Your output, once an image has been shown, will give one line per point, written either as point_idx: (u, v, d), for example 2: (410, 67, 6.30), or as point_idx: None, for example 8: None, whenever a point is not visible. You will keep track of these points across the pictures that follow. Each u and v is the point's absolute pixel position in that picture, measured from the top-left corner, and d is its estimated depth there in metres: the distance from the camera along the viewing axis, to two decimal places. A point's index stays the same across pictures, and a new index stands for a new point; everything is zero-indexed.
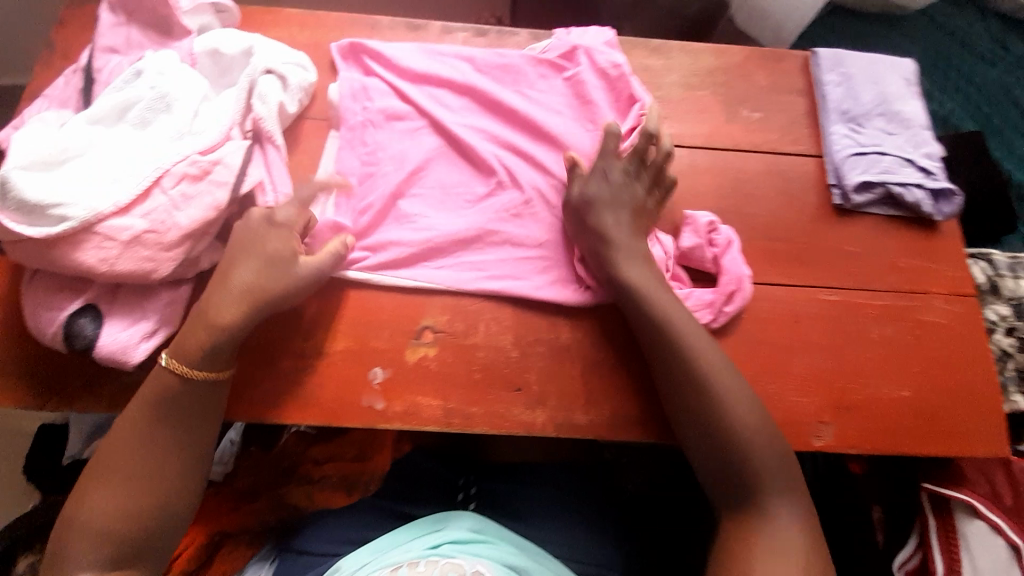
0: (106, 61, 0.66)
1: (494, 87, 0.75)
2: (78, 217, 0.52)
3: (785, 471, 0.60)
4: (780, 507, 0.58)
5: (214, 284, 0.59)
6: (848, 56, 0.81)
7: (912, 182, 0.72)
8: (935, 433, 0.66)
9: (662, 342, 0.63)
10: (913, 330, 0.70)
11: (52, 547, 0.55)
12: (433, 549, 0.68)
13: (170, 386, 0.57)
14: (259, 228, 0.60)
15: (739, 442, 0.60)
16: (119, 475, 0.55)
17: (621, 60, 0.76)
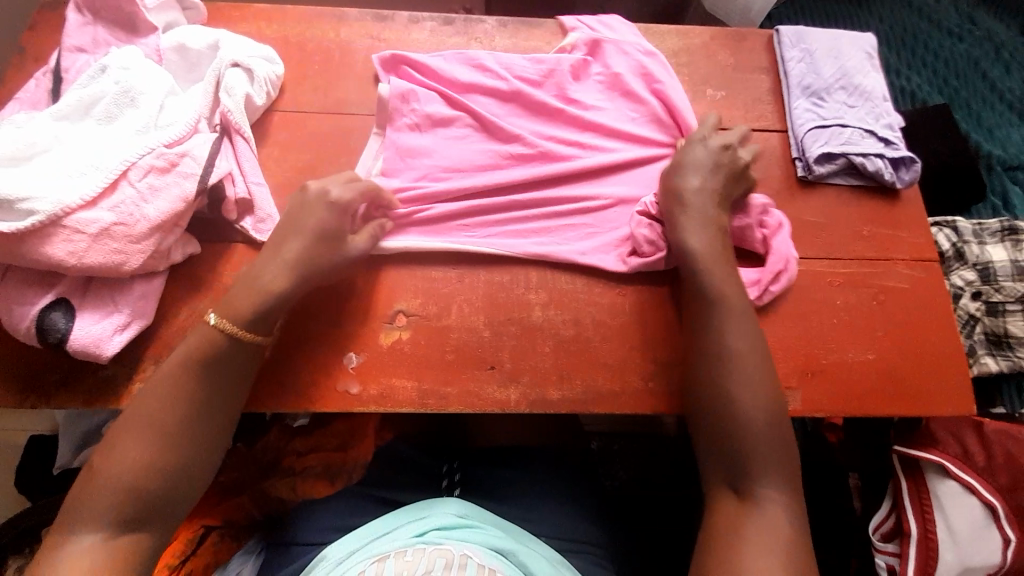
0: (74, 60, 0.67)
1: (536, 86, 0.76)
2: (45, 211, 0.52)
3: (781, 438, 0.59)
4: (770, 473, 0.57)
5: (266, 252, 0.62)
6: (810, 33, 0.82)
7: (873, 152, 0.74)
8: (899, 395, 0.68)
9: (704, 303, 0.63)
10: (877, 295, 0.71)
11: (69, 501, 0.52)
12: (420, 536, 0.68)
13: (216, 346, 0.58)
14: (313, 201, 0.63)
15: (756, 401, 0.59)
16: (152, 429, 0.54)
17: (651, 48, 0.79)
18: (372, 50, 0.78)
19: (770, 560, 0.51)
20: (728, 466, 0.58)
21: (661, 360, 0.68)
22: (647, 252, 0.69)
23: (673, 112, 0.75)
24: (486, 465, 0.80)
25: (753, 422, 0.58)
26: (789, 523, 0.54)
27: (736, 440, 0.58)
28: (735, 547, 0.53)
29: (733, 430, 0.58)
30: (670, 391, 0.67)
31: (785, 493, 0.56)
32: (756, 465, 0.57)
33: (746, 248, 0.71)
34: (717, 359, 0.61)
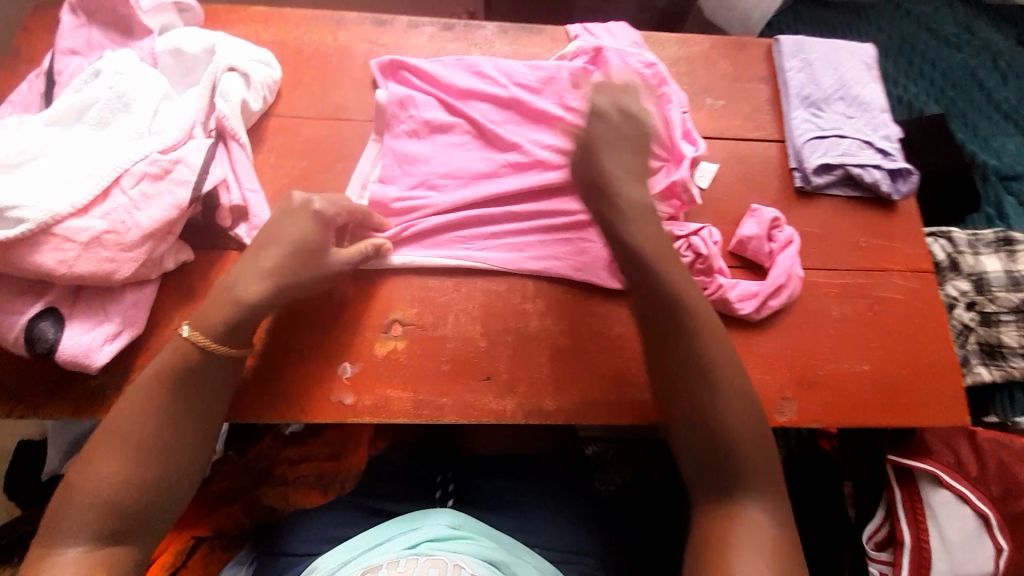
0: (67, 63, 0.66)
1: (535, 96, 0.75)
2: (34, 219, 0.51)
3: (761, 436, 0.57)
4: (758, 475, 0.54)
5: (242, 260, 0.60)
6: (809, 43, 0.82)
7: (870, 163, 0.74)
8: (894, 406, 0.68)
9: (650, 287, 0.61)
10: (874, 306, 0.71)
11: (47, 516, 0.52)
12: (412, 549, 0.68)
13: (190, 360, 0.56)
14: (296, 212, 0.62)
15: (725, 386, 0.57)
16: (127, 444, 0.53)
17: (654, 59, 0.77)
18: (371, 55, 0.77)
19: (751, 556, 0.50)
20: (700, 456, 0.56)
21: None
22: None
23: (673, 120, 0.74)
24: (481, 475, 0.81)
25: (727, 409, 0.57)
26: (770, 514, 0.53)
27: (710, 430, 0.56)
28: (715, 544, 0.52)
29: (708, 420, 0.56)
30: None
31: (764, 481, 0.55)
32: (732, 455, 0.55)
33: (750, 258, 0.71)
34: (679, 344, 0.59)
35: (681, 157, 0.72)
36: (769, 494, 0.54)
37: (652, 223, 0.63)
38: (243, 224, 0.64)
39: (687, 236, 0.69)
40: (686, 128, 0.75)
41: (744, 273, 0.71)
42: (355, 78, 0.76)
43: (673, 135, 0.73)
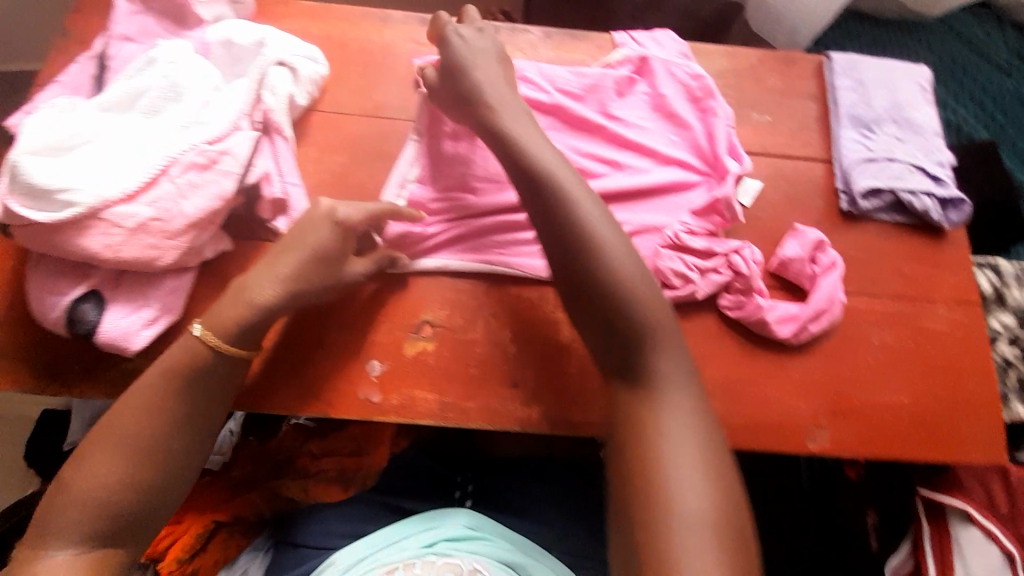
0: (120, 49, 0.68)
1: (579, 107, 0.75)
2: (84, 204, 0.52)
3: (663, 324, 0.56)
4: (662, 363, 0.55)
5: (260, 264, 0.59)
6: (862, 62, 0.80)
7: (921, 189, 0.72)
8: (932, 441, 0.66)
9: (547, 188, 0.59)
10: (916, 337, 0.69)
11: (41, 511, 0.53)
12: (429, 548, 0.67)
13: (201, 359, 0.56)
14: (319, 221, 0.60)
15: (628, 277, 0.56)
16: (122, 445, 0.53)
17: (701, 71, 0.77)
18: (415, 53, 0.77)
19: (680, 445, 0.51)
20: (620, 358, 0.56)
21: None
22: (676, 284, 0.66)
23: (719, 135, 0.73)
24: (500, 475, 0.81)
25: (634, 301, 0.56)
26: (693, 404, 0.54)
27: (624, 328, 0.56)
28: (642, 440, 0.51)
29: (620, 316, 0.56)
30: None
31: (679, 369, 0.55)
32: (647, 350, 0.55)
33: (790, 280, 0.69)
34: (576, 245, 0.58)
35: (724, 172, 0.71)
36: (690, 383, 0.55)
37: (536, 127, 0.63)
38: (282, 217, 0.64)
39: (727, 253, 0.67)
40: (731, 143, 0.74)
41: (784, 295, 0.69)
42: (398, 75, 0.75)
43: (718, 150, 0.73)
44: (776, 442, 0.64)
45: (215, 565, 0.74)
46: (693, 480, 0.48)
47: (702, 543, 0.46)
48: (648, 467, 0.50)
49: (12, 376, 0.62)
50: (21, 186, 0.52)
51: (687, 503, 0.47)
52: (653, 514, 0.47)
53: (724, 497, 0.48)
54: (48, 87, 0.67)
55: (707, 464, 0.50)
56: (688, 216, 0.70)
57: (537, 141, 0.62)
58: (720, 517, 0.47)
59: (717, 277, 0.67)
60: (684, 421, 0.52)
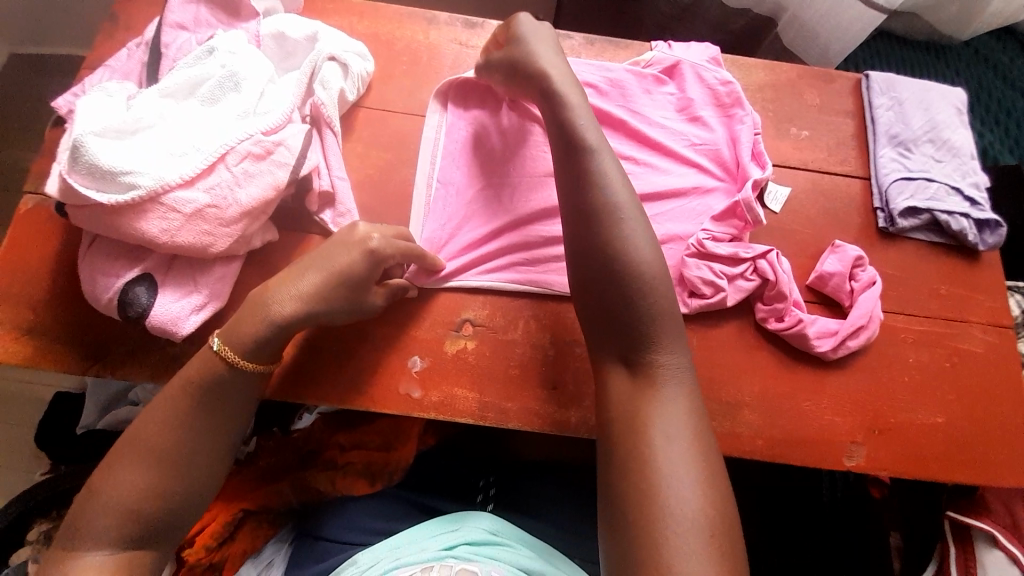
0: (174, 37, 0.66)
1: (603, 103, 0.76)
2: (146, 187, 0.53)
3: (673, 322, 0.54)
4: (669, 364, 0.53)
5: (283, 276, 0.58)
6: (900, 81, 0.81)
7: (958, 211, 0.72)
8: (964, 463, 0.66)
9: (584, 169, 0.59)
10: (951, 357, 0.69)
11: (70, 517, 0.52)
12: (450, 550, 0.68)
13: (219, 374, 0.55)
14: (350, 244, 0.58)
15: (648, 267, 0.55)
16: (151, 452, 0.52)
17: (730, 77, 0.77)
18: (459, 55, 0.77)
19: (679, 445, 0.49)
20: (627, 348, 0.54)
21: (727, 401, 0.66)
22: (707, 293, 0.66)
23: (742, 140, 0.73)
24: (526, 479, 0.80)
25: (652, 291, 0.54)
26: (692, 404, 0.52)
27: (638, 316, 0.54)
28: (641, 437, 0.49)
29: (636, 303, 0.54)
30: (737, 432, 0.64)
31: (683, 367, 0.53)
32: (654, 341, 0.53)
33: (830, 295, 0.70)
34: (603, 225, 0.56)
35: (745, 178, 0.71)
36: (689, 383, 0.53)
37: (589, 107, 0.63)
38: (329, 210, 0.65)
39: (754, 259, 0.67)
40: (755, 149, 0.74)
41: (823, 310, 0.70)
42: (442, 75, 0.76)
43: (741, 156, 0.73)
44: (813, 457, 0.64)
45: (242, 551, 0.74)
46: (690, 482, 0.47)
47: (697, 546, 0.44)
48: (646, 465, 0.48)
49: (56, 356, 0.63)
50: (84, 166, 0.52)
51: (681, 504, 0.46)
52: (646, 513, 0.46)
53: (719, 502, 0.47)
54: (98, 70, 0.67)
55: (705, 474, 0.48)
56: (709, 222, 0.69)
57: (585, 120, 0.61)
58: (713, 520, 0.46)
59: (745, 283, 0.67)
60: (685, 428, 0.50)
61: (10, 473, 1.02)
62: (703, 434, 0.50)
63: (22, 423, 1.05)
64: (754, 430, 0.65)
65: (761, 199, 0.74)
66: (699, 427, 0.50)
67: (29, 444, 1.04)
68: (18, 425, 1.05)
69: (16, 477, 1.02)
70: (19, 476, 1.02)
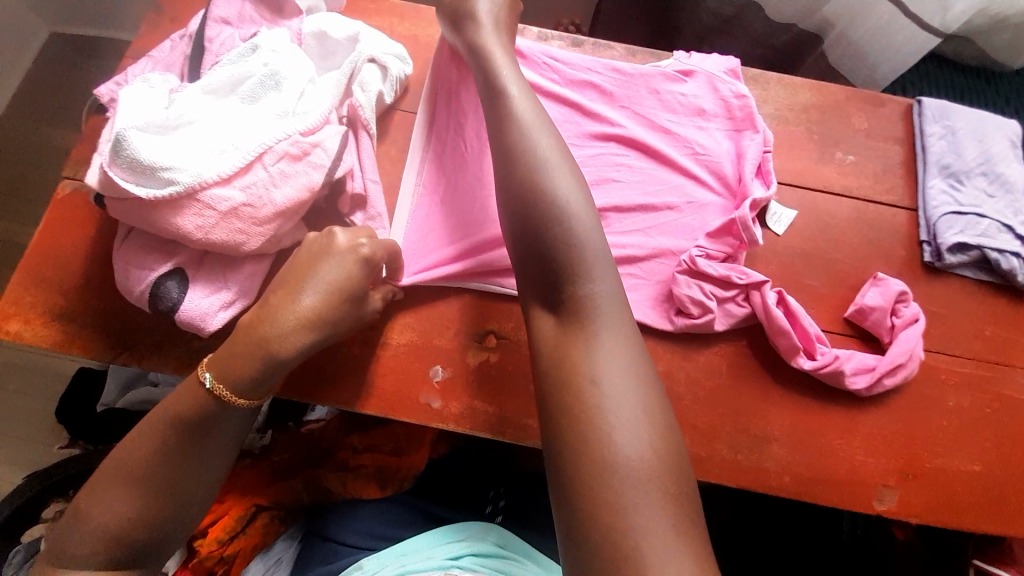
0: (218, 32, 0.66)
1: (608, 109, 0.74)
2: (184, 183, 0.53)
3: (599, 256, 0.51)
4: (596, 302, 0.49)
5: (274, 301, 0.54)
6: (953, 109, 0.77)
7: (1010, 249, 0.69)
8: (1000, 514, 0.63)
9: (506, 115, 0.57)
10: (993, 403, 0.66)
11: (60, 538, 0.52)
12: (454, 561, 0.67)
13: (208, 409, 0.53)
14: (336, 258, 0.56)
15: (572, 202, 0.52)
16: (140, 481, 0.52)
17: (746, 91, 0.74)
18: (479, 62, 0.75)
19: (614, 391, 0.45)
20: (551, 288, 0.51)
21: (755, 434, 0.64)
22: (694, 313, 0.64)
23: (748, 156, 0.71)
24: (532, 492, 0.79)
25: (574, 223, 0.51)
26: (629, 345, 0.48)
27: (559, 252, 0.51)
28: (571, 387, 0.46)
29: (562, 241, 0.51)
30: (764, 467, 0.63)
31: (613, 305, 0.49)
32: (583, 278, 0.50)
33: (868, 329, 0.67)
34: (521, 167, 0.54)
35: (745, 196, 0.69)
36: (624, 322, 0.49)
37: (511, 58, 0.62)
38: (360, 213, 0.65)
39: (747, 287, 0.65)
40: (761, 167, 0.71)
41: (859, 346, 0.68)
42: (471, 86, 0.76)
43: (744, 172, 0.70)
44: (840, 497, 0.62)
45: (251, 546, 0.74)
46: (630, 429, 0.44)
47: (644, 496, 0.41)
48: (580, 418, 0.44)
49: (85, 342, 0.63)
50: (125, 160, 0.52)
51: (622, 452, 0.43)
52: (584, 468, 0.43)
53: (664, 448, 0.44)
54: (141, 60, 0.68)
55: (646, 421, 0.44)
56: (703, 238, 0.67)
57: (507, 70, 0.60)
58: (660, 466, 0.43)
59: (736, 308, 0.65)
60: (618, 370, 0.46)
61: (32, 445, 1.05)
62: (639, 374, 0.47)
63: (44, 397, 1.07)
64: (781, 466, 0.63)
65: (761, 219, 0.72)
66: (633, 367, 0.47)
67: (51, 419, 1.06)
68: (41, 400, 1.07)
69: (38, 448, 1.04)
70: (40, 448, 1.04)
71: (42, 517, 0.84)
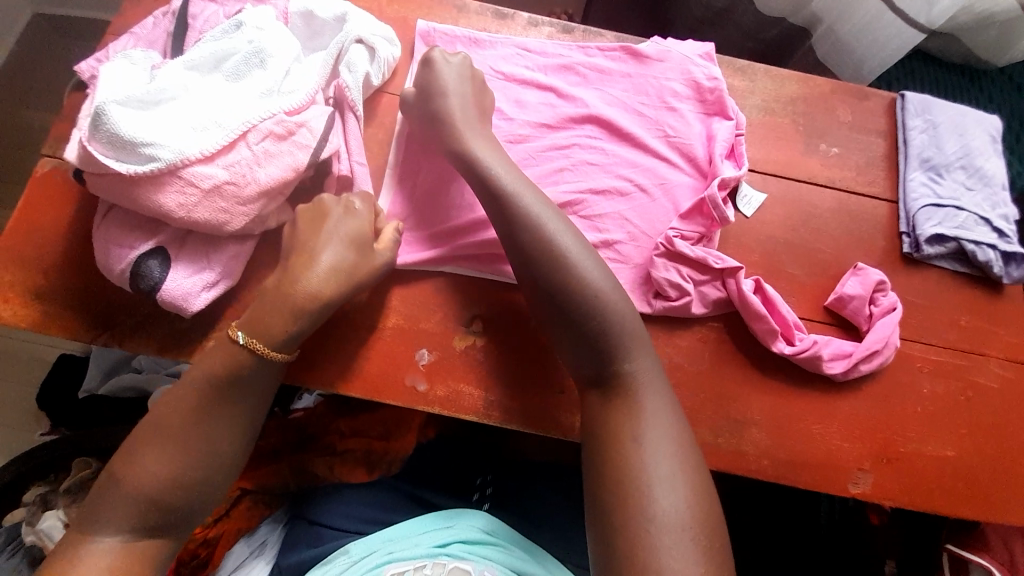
0: (202, 8, 0.65)
1: (583, 93, 0.73)
2: (166, 159, 0.52)
3: (638, 334, 0.57)
4: (638, 374, 0.56)
5: (295, 263, 0.57)
6: (936, 104, 0.78)
7: (986, 241, 0.70)
8: (969, 498, 0.65)
9: (517, 211, 0.59)
10: (965, 390, 0.68)
11: (93, 498, 0.52)
12: (442, 549, 0.67)
13: (247, 366, 0.54)
14: (341, 211, 0.59)
15: (602, 289, 0.57)
16: (173, 444, 0.52)
17: (719, 74, 0.74)
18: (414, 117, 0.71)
19: (660, 455, 0.53)
20: (594, 367, 0.57)
21: (735, 418, 0.65)
22: (672, 295, 0.65)
23: (718, 138, 0.71)
24: (519, 480, 0.79)
25: (607, 311, 0.56)
26: (670, 411, 0.55)
27: (598, 338, 0.56)
28: (619, 451, 0.53)
29: (599, 328, 0.56)
30: (743, 451, 0.64)
31: (653, 376, 0.56)
32: (624, 356, 0.56)
33: (848, 317, 0.68)
34: (546, 263, 0.57)
35: (715, 176, 0.69)
36: (664, 392, 0.56)
37: (501, 152, 0.63)
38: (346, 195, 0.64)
39: (722, 273, 0.66)
40: (732, 149, 0.71)
41: (838, 334, 0.69)
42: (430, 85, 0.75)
43: (714, 153, 0.70)
44: (817, 480, 0.64)
45: (235, 529, 0.74)
46: (672, 489, 0.51)
47: (683, 549, 0.49)
48: (633, 481, 0.51)
49: (63, 324, 0.62)
50: (104, 134, 0.51)
51: (664, 507, 0.50)
52: (634, 527, 0.50)
53: (704, 504, 0.51)
54: (123, 37, 0.66)
55: (687, 478, 0.52)
56: (676, 220, 0.67)
57: (500, 166, 0.61)
58: (698, 517, 0.50)
59: (713, 292, 0.66)
60: (663, 433, 0.54)
61: (12, 429, 1.03)
62: (681, 438, 0.54)
63: (24, 381, 1.05)
64: (760, 450, 0.64)
65: (733, 200, 0.72)
66: (676, 432, 0.54)
67: (32, 404, 1.04)
68: (21, 384, 1.05)
69: (17, 433, 1.03)
70: (18, 433, 1.03)
71: (22, 501, 0.83)
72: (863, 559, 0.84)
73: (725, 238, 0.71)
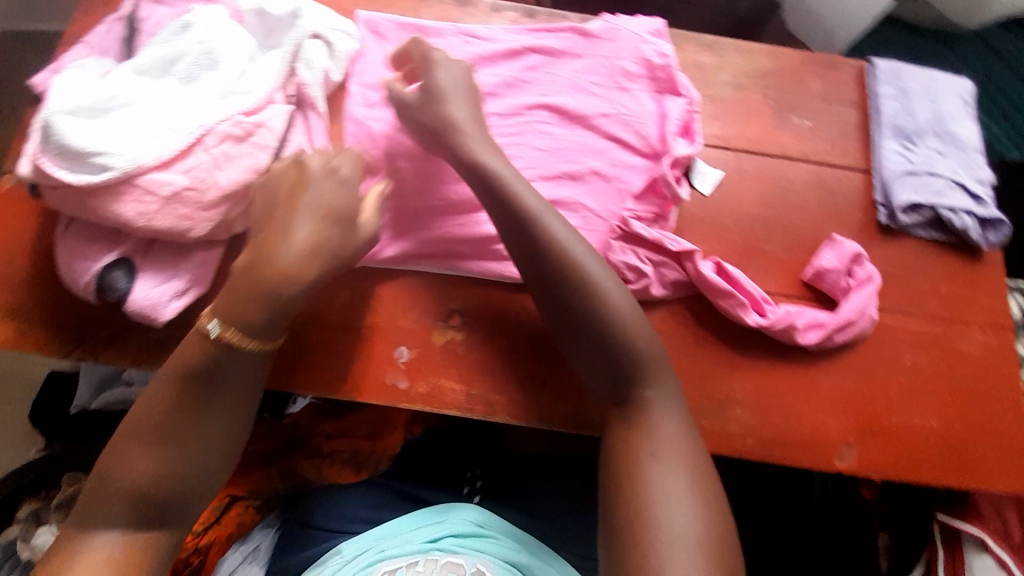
0: (152, 12, 0.64)
1: (531, 78, 0.72)
2: (120, 168, 0.51)
3: (658, 360, 0.56)
4: (655, 395, 0.55)
5: (273, 237, 0.53)
6: (906, 71, 0.78)
7: (961, 207, 0.70)
8: (957, 467, 0.66)
9: (533, 234, 0.57)
10: (948, 359, 0.68)
11: (83, 500, 0.51)
12: (433, 543, 0.67)
13: (220, 357, 0.52)
14: (319, 177, 0.55)
15: (627, 314, 0.56)
16: (160, 442, 0.52)
17: (669, 51, 0.73)
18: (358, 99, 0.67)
19: (673, 471, 0.52)
20: (613, 387, 0.57)
21: (719, 399, 0.65)
22: (630, 278, 0.65)
23: (670, 116, 0.70)
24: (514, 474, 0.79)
25: (627, 331, 0.56)
26: (684, 427, 0.55)
27: (618, 354, 0.56)
28: (634, 463, 0.52)
29: (622, 353, 0.56)
30: (728, 431, 0.64)
31: (671, 397, 0.56)
32: (645, 379, 0.56)
33: (826, 289, 0.68)
34: (568, 285, 0.57)
35: (666, 154, 0.69)
36: (681, 412, 0.55)
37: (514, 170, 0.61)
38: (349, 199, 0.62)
39: (679, 255, 0.65)
40: (686, 126, 0.71)
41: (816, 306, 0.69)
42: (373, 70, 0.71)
43: (666, 131, 0.70)
44: (803, 456, 0.64)
45: (226, 535, 0.74)
46: (684, 504, 0.50)
47: (688, 563, 0.47)
48: (644, 497, 0.50)
49: (33, 340, 0.62)
50: (55, 145, 0.51)
51: (676, 518, 0.49)
52: (641, 539, 0.49)
53: (715, 519, 0.50)
54: (75, 46, 0.63)
55: (699, 492, 0.51)
56: (631, 202, 0.67)
57: (517, 184, 0.59)
58: (706, 532, 0.49)
59: (670, 273, 0.66)
60: (678, 452, 0.53)
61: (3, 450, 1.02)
62: (697, 456, 0.53)
63: (12, 402, 1.04)
64: (744, 430, 0.64)
65: (689, 178, 0.72)
66: (692, 452, 0.53)
67: (21, 423, 1.03)
68: (8, 405, 1.04)
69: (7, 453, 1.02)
70: (8, 454, 1.02)
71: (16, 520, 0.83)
72: (864, 560, 0.82)
73: (702, 220, 0.71)
